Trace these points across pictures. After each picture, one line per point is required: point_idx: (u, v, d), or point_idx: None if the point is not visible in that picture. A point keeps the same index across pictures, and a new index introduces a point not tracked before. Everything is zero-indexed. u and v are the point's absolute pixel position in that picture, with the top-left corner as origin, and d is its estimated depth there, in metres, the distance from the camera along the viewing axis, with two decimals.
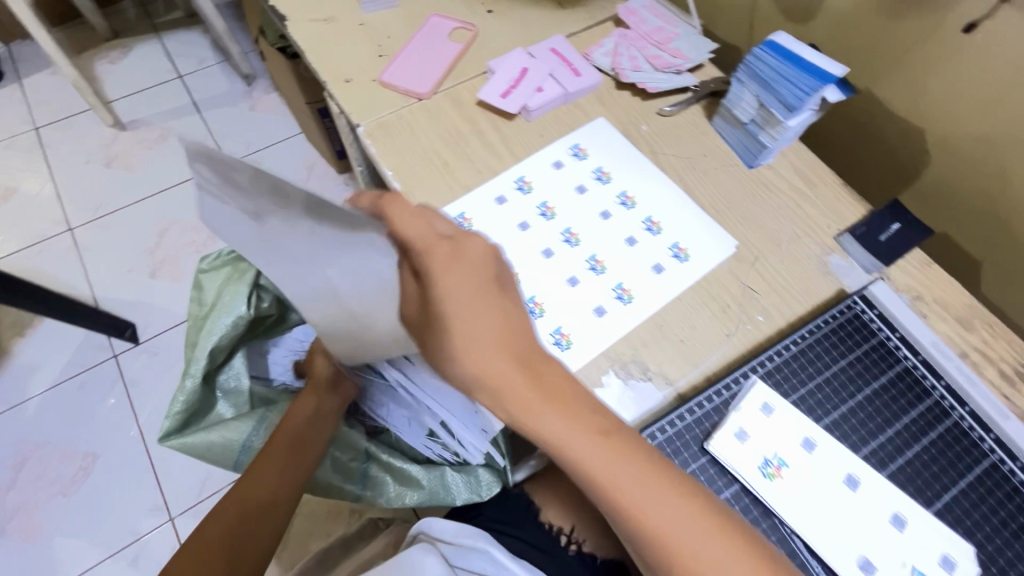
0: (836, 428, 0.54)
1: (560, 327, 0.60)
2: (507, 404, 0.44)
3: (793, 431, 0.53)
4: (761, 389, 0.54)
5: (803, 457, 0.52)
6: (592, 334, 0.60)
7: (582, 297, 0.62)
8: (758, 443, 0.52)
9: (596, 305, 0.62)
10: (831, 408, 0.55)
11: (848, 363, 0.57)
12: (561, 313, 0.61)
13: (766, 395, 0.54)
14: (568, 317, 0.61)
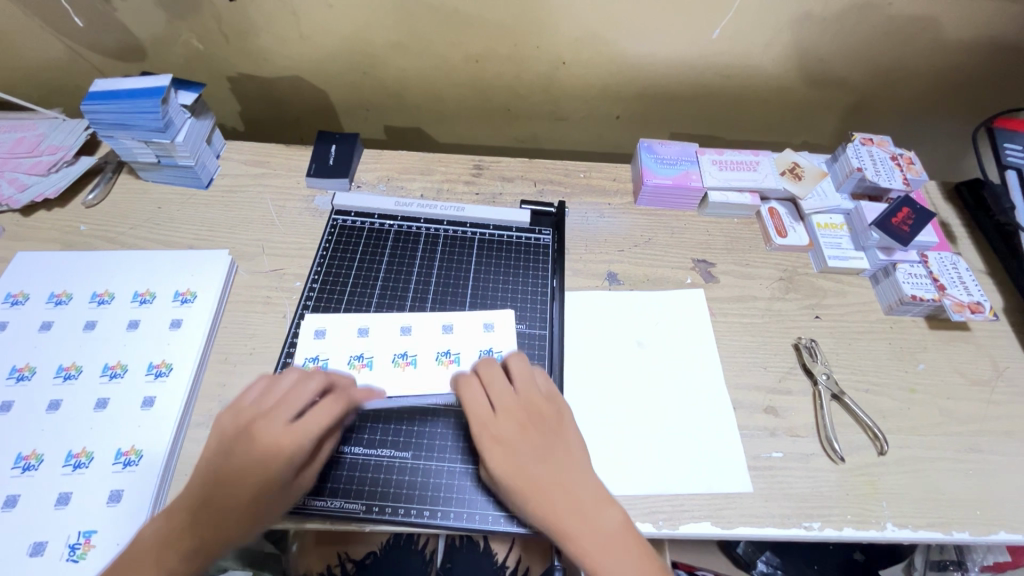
0: (535, 323, 0.68)
1: (373, 358, 0.62)
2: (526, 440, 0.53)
3: (498, 340, 0.64)
4: (484, 313, 0.67)
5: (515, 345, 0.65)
6: (411, 346, 0.63)
7: (383, 322, 0.65)
8: (470, 346, 0.63)
9: (400, 324, 0.65)
10: (536, 303, 0.70)
11: (545, 271, 0.73)
12: (376, 344, 0.63)
13: (497, 316, 0.67)
14: (384, 354, 0.62)
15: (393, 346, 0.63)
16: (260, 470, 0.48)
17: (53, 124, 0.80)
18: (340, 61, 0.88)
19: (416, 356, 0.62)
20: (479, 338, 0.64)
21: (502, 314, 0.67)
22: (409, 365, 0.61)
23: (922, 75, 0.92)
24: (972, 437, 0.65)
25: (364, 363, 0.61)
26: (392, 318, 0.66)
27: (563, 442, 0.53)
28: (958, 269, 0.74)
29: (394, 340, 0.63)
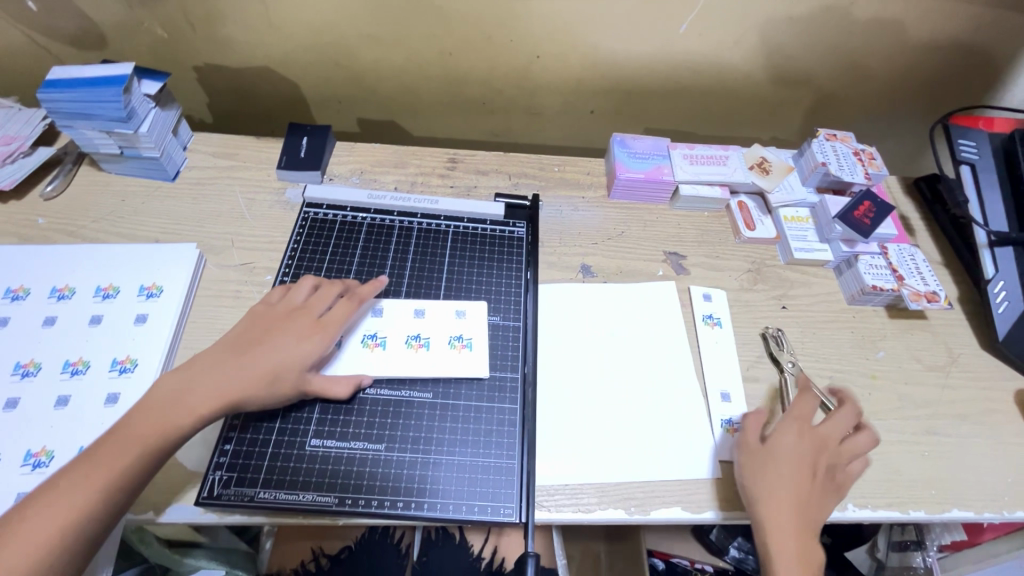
0: (509, 314, 0.69)
1: (343, 339, 0.62)
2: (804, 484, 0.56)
3: (468, 327, 0.66)
4: (454, 301, 0.68)
5: (485, 333, 0.66)
6: (382, 328, 0.64)
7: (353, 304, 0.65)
8: (440, 332, 0.65)
9: (371, 307, 0.66)
10: (510, 295, 0.71)
11: (519, 263, 0.74)
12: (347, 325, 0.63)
13: (467, 305, 0.68)
14: (355, 335, 0.63)
15: (364, 327, 0.64)
16: (269, 353, 0.55)
17: (8, 113, 0.77)
18: (311, 52, 0.87)
19: (386, 338, 0.63)
20: (449, 324, 0.66)
21: (473, 302, 0.68)
22: (378, 346, 0.62)
23: (883, 73, 0.95)
24: (928, 420, 0.68)
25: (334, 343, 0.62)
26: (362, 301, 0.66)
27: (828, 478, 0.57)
28: (916, 260, 0.77)
29: (365, 321, 0.64)
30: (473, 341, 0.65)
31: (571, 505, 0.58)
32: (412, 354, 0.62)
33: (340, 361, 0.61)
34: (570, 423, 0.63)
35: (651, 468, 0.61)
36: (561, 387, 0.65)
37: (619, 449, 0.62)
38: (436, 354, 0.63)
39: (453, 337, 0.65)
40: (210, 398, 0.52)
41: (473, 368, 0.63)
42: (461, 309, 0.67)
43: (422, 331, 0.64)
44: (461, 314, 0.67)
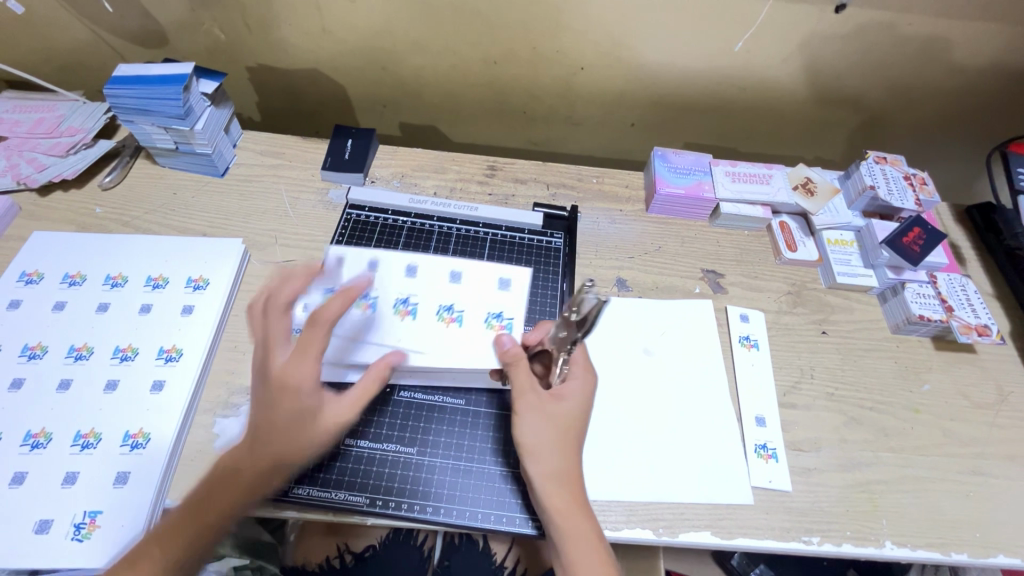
0: None
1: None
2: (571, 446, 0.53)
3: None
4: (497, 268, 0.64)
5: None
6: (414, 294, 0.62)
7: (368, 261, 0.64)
8: (479, 306, 0.61)
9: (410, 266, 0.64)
10: (546, 306, 0.71)
11: (556, 274, 0.74)
12: (351, 279, 0.62)
13: (515, 275, 0.64)
14: (352, 293, 0.61)
15: (399, 289, 0.62)
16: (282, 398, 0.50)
17: (73, 105, 0.81)
18: (360, 55, 0.89)
19: (378, 300, 0.61)
20: (490, 295, 0.62)
21: (520, 272, 0.64)
22: (369, 307, 0.60)
23: (938, 96, 0.92)
24: (975, 459, 0.65)
25: (329, 300, 0.60)
26: (397, 260, 0.65)
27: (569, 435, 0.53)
28: (966, 291, 0.74)
29: (401, 283, 0.63)
30: (512, 313, 0.61)
31: (598, 522, 0.58)
32: (442, 328, 0.60)
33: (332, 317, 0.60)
34: (601, 438, 0.63)
35: (681, 487, 0.60)
36: (594, 399, 0.65)
37: (652, 467, 0.61)
38: (469, 330, 0.60)
39: (491, 314, 0.61)
40: (263, 454, 0.50)
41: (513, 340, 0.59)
42: (505, 280, 0.64)
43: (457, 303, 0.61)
44: (505, 288, 0.63)
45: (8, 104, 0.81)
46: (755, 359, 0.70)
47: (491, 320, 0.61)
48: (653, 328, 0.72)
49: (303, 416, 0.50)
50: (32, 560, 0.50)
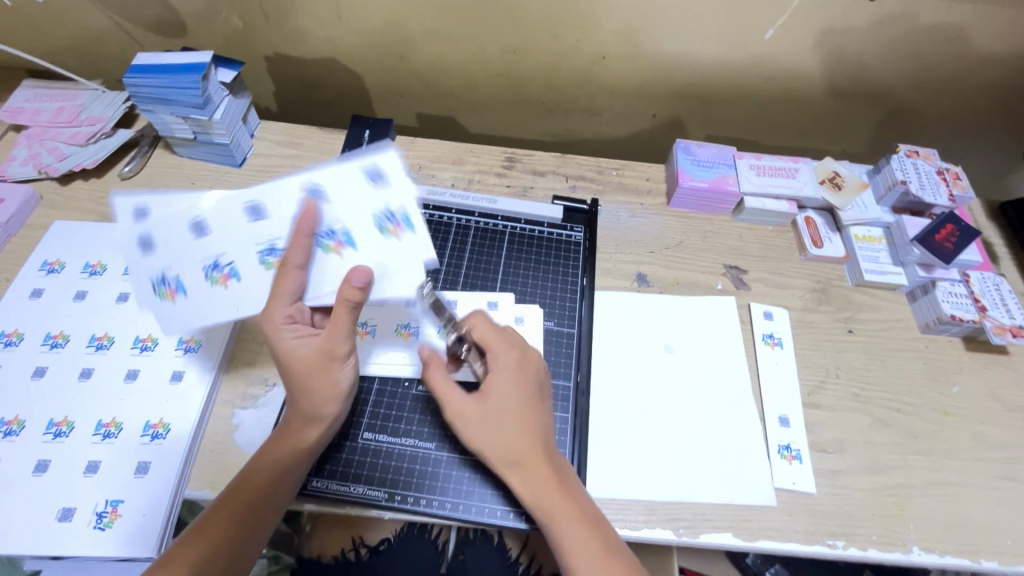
0: (563, 321, 0.69)
1: (180, 279, 0.55)
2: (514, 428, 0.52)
3: (526, 333, 0.66)
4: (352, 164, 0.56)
5: (541, 339, 0.66)
6: (279, 237, 0.55)
7: (175, 226, 0.55)
8: (360, 211, 0.55)
9: (257, 209, 0.55)
10: (565, 301, 0.70)
11: (575, 268, 0.73)
12: (170, 255, 0.55)
13: (378, 160, 0.56)
14: (192, 270, 0.55)
15: (254, 239, 0.55)
16: (296, 369, 0.51)
17: (92, 95, 0.81)
18: (378, 44, 0.87)
19: (234, 265, 0.55)
20: (362, 195, 0.55)
21: (382, 156, 0.56)
22: (231, 278, 0.55)
23: (975, 88, 0.88)
24: (1006, 464, 0.63)
25: (176, 290, 0.55)
26: (223, 207, 0.55)
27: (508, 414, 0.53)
28: (1001, 291, 0.71)
29: (249, 231, 0.55)
30: (400, 202, 0.56)
31: (617, 521, 0.57)
32: (336, 258, 0.54)
33: (214, 298, 0.55)
34: (621, 436, 0.62)
35: (703, 487, 0.59)
36: (614, 397, 0.64)
37: (672, 467, 0.60)
38: (370, 245, 0.55)
39: (381, 215, 0.55)
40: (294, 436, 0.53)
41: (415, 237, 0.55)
42: (374, 172, 0.56)
43: (336, 222, 0.54)
44: (378, 183, 0.56)
45: (29, 93, 0.81)
46: (779, 357, 0.69)
47: (385, 220, 0.55)
48: (674, 324, 0.71)
49: (327, 371, 0.51)
50: (56, 547, 0.50)
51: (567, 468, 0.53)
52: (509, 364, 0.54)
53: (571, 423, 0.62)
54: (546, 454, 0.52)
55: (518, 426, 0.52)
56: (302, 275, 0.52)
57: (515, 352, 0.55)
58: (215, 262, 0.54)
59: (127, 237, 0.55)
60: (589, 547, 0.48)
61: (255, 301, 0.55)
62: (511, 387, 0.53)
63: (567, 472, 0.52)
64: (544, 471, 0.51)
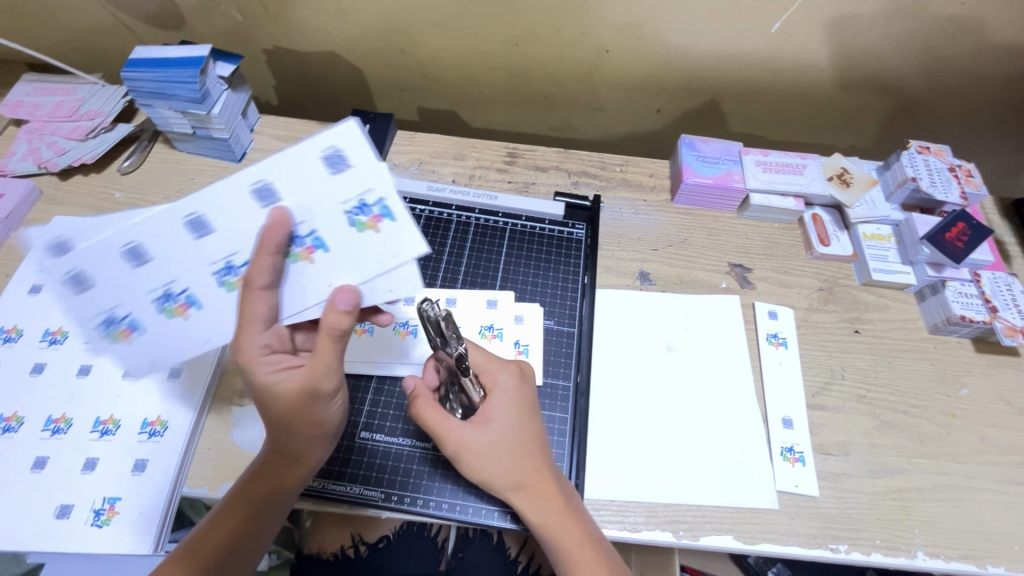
0: (564, 320, 0.68)
1: (133, 317, 0.48)
2: (518, 453, 0.51)
3: (525, 333, 0.66)
4: (317, 141, 0.45)
5: (541, 339, 0.66)
6: (236, 252, 0.47)
7: (94, 258, 0.46)
8: (325, 203, 0.46)
9: (184, 217, 0.46)
10: (566, 300, 0.70)
11: (576, 266, 0.72)
12: (113, 293, 0.47)
13: (337, 139, 0.45)
14: (140, 304, 0.48)
15: (206, 260, 0.47)
16: (276, 403, 0.48)
17: (91, 89, 0.80)
18: (379, 38, 0.86)
19: (190, 292, 0.48)
20: (319, 185, 0.46)
21: (341, 131, 0.45)
22: (190, 306, 0.49)
23: (989, 83, 0.86)
24: (1016, 469, 0.62)
25: (131, 328, 0.49)
26: (142, 226, 0.46)
27: (507, 440, 0.51)
28: (1013, 291, 0.70)
29: (195, 251, 0.47)
30: (384, 193, 0.47)
31: (616, 523, 0.56)
32: (309, 265, 0.48)
33: (175, 329, 0.50)
34: (620, 437, 0.61)
35: (704, 489, 0.58)
36: (614, 399, 0.63)
37: (672, 467, 0.59)
38: (351, 248, 0.48)
39: (349, 209, 0.47)
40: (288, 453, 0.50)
41: (403, 235, 0.48)
42: (333, 153, 0.46)
43: (303, 224, 0.47)
44: (338, 165, 0.46)
45: (28, 88, 0.81)
46: (782, 358, 0.68)
47: (358, 209, 0.47)
48: (676, 324, 0.70)
49: (310, 407, 0.48)
50: (53, 544, 0.50)
51: (568, 484, 0.53)
52: (508, 385, 0.54)
53: (570, 422, 0.61)
54: (550, 476, 0.52)
55: (517, 450, 0.51)
56: (270, 296, 0.47)
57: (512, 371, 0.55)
58: (115, 314, 0.48)
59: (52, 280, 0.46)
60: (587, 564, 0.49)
61: (223, 328, 0.50)
62: (509, 411, 0.53)
63: (569, 489, 0.52)
64: (544, 491, 0.51)
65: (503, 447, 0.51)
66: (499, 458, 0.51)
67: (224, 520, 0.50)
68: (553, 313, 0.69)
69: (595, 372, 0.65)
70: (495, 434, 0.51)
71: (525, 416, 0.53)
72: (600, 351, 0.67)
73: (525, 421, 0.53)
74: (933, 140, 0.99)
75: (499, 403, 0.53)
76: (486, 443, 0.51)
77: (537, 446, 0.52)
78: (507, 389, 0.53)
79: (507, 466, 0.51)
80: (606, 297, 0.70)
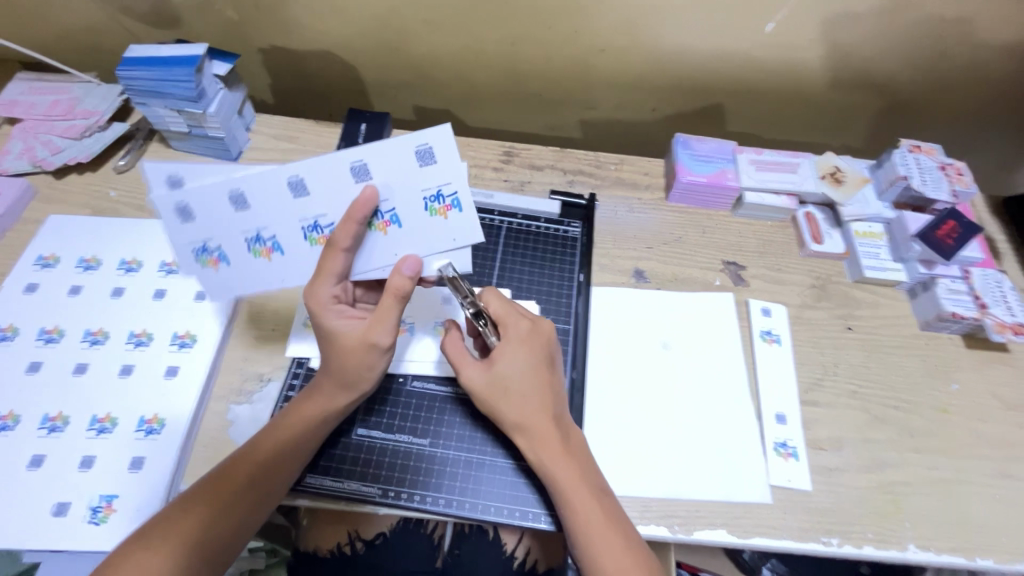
0: (559, 317, 0.68)
1: (223, 250, 0.50)
2: (530, 400, 0.52)
3: None
4: (413, 136, 0.48)
5: None
6: (325, 213, 0.50)
7: (202, 195, 0.48)
8: (408, 188, 0.50)
9: (289, 176, 0.48)
10: (561, 298, 0.70)
11: (572, 264, 0.73)
12: (209, 227, 0.49)
13: (430, 135, 0.48)
14: (232, 242, 0.50)
15: (300, 214, 0.49)
16: (336, 351, 0.51)
17: (87, 87, 0.80)
18: (374, 37, 0.87)
19: (278, 239, 0.50)
20: (407, 171, 0.49)
21: (435, 129, 0.48)
22: (275, 251, 0.51)
23: (978, 83, 0.87)
24: (1005, 462, 0.63)
25: (219, 259, 0.50)
26: (251, 175, 0.47)
27: (520, 386, 0.53)
28: (1002, 287, 0.71)
29: (291, 206, 0.49)
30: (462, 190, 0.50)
31: None
32: (383, 236, 0.51)
33: (257, 270, 0.51)
34: (616, 433, 0.62)
35: (699, 483, 0.59)
36: (610, 395, 0.64)
37: (667, 463, 0.60)
38: (422, 229, 0.51)
39: (427, 196, 0.50)
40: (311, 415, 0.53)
41: (468, 227, 0.52)
42: (424, 148, 0.48)
43: (387, 202, 0.49)
44: (426, 159, 0.48)
45: (23, 86, 0.81)
46: (776, 355, 0.68)
47: (434, 199, 0.50)
48: (671, 321, 0.70)
49: (366, 361, 0.51)
50: (51, 541, 0.50)
51: (578, 436, 0.54)
52: (519, 336, 0.54)
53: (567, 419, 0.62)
54: (556, 421, 0.53)
55: (528, 397, 0.52)
56: (348, 257, 0.49)
57: (526, 324, 0.55)
58: (207, 245, 0.50)
59: (160, 207, 0.47)
60: (585, 510, 0.50)
61: (302, 274, 0.52)
62: (520, 360, 0.53)
63: (574, 435, 0.53)
64: (551, 437, 0.52)
65: (518, 392, 0.53)
66: (512, 403, 0.53)
67: (228, 482, 0.49)
68: (549, 310, 0.69)
69: (591, 369, 0.65)
70: (507, 381, 0.53)
71: (539, 366, 0.54)
72: (595, 348, 0.67)
73: (540, 369, 0.54)
74: (925, 139, 1.00)
75: (511, 353, 0.53)
76: (479, 386, 0.53)
77: (552, 395, 0.53)
78: (521, 338, 0.54)
79: (519, 413, 0.52)
80: (601, 295, 0.71)
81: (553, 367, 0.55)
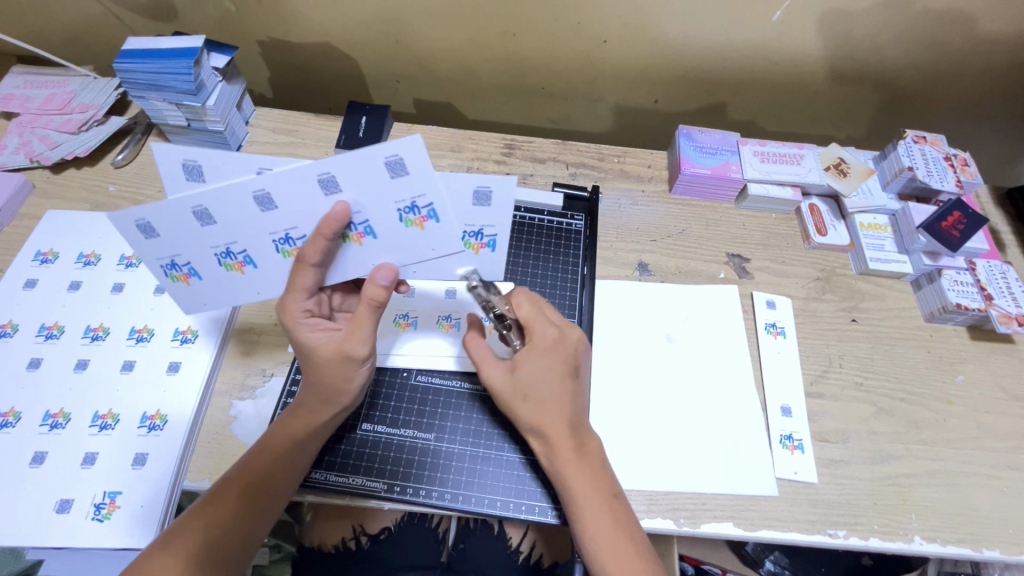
0: (563, 310, 0.68)
1: (194, 266, 0.50)
2: (551, 406, 0.51)
3: None
4: (379, 147, 0.41)
5: None
6: (295, 228, 0.47)
7: (163, 214, 0.45)
8: (380, 202, 0.45)
9: (253, 192, 0.44)
10: (565, 290, 0.70)
11: (576, 257, 0.72)
12: (177, 244, 0.48)
13: (401, 148, 0.42)
14: (202, 258, 0.49)
15: (268, 229, 0.47)
16: (311, 365, 0.51)
17: (83, 81, 0.79)
18: (374, 29, 0.86)
19: (249, 253, 0.49)
20: (376, 182, 0.44)
21: (404, 142, 0.41)
22: (246, 264, 0.50)
23: (983, 74, 0.87)
24: (1009, 454, 0.63)
25: (190, 273, 0.51)
26: (212, 195, 0.44)
27: (541, 393, 0.52)
28: (1007, 278, 0.70)
29: (260, 221, 0.46)
30: (440, 204, 0.46)
31: None
32: (358, 247, 0.49)
33: (231, 279, 0.52)
34: (621, 427, 0.61)
35: (704, 477, 0.59)
36: (615, 389, 0.64)
37: (673, 457, 0.60)
38: (399, 241, 0.49)
39: (401, 208, 0.46)
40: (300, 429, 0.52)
41: (447, 239, 0.49)
42: (395, 159, 0.42)
43: (358, 215, 0.46)
44: (397, 171, 0.43)
45: (19, 80, 0.80)
46: (781, 347, 0.68)
47: (410, 211, 0.46)
48: (676, 314, 0.70)
49: (342, 374, 0.50)
50: (54, 538, 0.50)
51: (594, 441, 0.53)
52: (545, 345, 0.53)
53: None
54: (573, 427, 0.51)
55: (549, 403, 0.51)
56: (318, 272, 0.48)
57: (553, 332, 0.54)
58: (177, 260, 0.49)
59: (121, 225, 0.45)
60: (600, 519, 0.49)
61: (275, 284, 0.52)
62: (543, 367, 0.52)
63: (591, 441, 0.52)
64: (566, 444, 0.51)
65: (542, 398, 0.51)
66: (535, 407, 0.51)
67: (227, 498, 0.49)
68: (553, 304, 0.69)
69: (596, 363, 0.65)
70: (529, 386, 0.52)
71: (563, 374, 0.53)
72: (600, 341, 0.67)
73: (563, 375, 0.53)
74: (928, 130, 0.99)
75: (539, 358, 0.52)
76: (501, 387, 0.52)
77: (573, 403, 0.52)
78: (548, 347, 0.53)
79: (540, 418, 0.51)
80: (605, 288, 0.71)
81: (576, 375, 0.54)
